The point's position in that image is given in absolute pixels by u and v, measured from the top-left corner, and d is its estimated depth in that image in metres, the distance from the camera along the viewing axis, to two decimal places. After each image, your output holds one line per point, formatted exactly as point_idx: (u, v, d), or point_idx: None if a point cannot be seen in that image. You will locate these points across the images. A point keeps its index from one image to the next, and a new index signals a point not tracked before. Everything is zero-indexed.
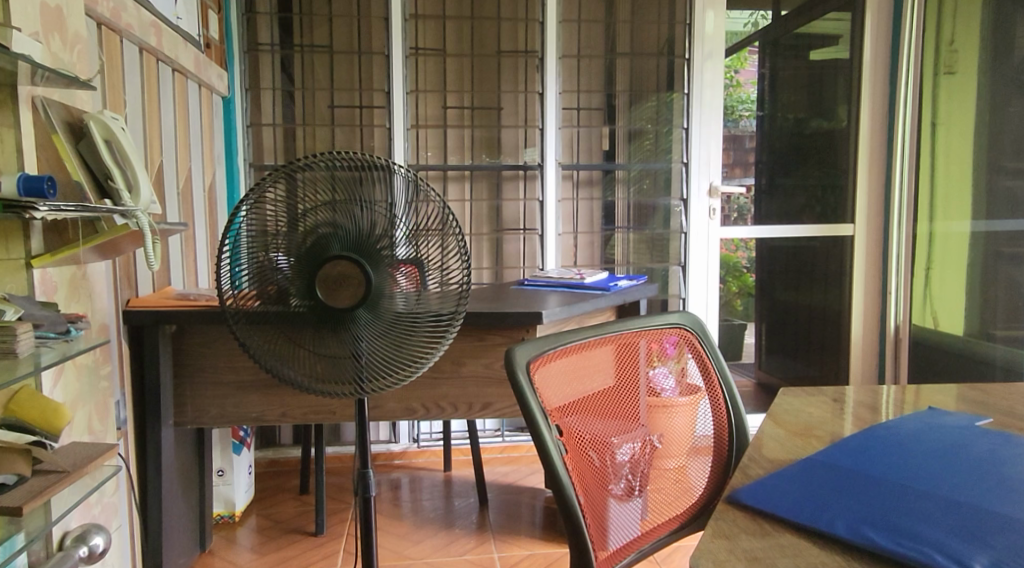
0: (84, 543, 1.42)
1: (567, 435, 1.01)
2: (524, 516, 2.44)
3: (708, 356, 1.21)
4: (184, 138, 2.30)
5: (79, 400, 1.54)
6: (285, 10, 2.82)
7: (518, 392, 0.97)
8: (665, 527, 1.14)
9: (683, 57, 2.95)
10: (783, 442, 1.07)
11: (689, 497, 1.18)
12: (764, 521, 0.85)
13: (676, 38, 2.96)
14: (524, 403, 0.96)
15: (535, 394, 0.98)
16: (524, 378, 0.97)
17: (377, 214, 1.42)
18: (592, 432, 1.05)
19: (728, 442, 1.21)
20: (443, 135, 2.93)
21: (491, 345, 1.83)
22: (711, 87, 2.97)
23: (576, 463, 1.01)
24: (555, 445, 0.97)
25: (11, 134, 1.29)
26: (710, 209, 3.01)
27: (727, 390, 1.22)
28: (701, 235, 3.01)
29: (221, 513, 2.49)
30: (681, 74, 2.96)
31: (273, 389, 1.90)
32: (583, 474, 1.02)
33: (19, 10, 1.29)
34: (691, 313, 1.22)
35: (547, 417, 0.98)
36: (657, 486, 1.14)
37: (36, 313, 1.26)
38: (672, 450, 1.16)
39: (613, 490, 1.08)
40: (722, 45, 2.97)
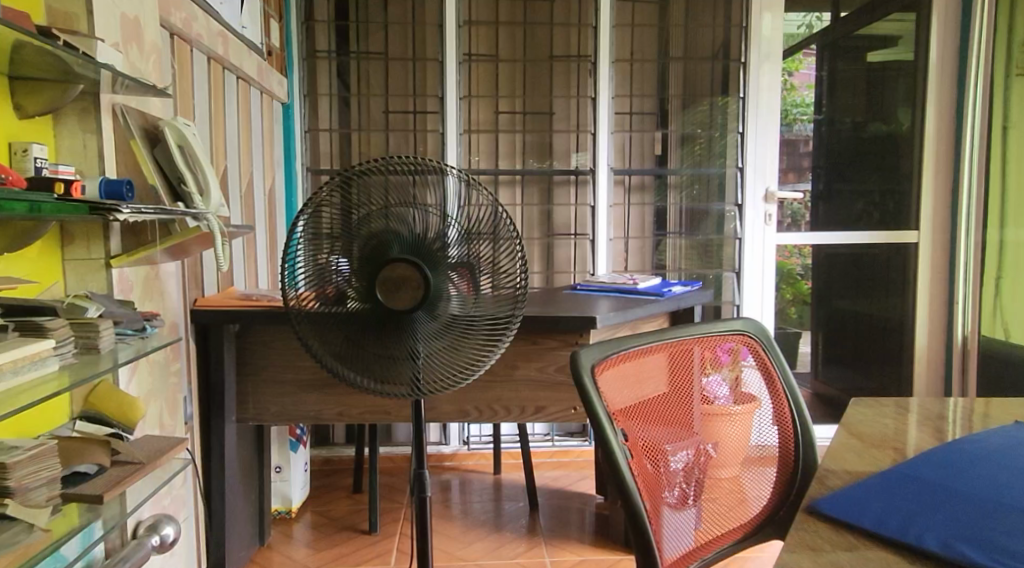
0: (156, 533, 1.47)
1: (629, 440, 1.02)
2: (574, 521, 2.45)
3: (772, 364, 1.21)
4: (247, 144, 2.38)
5: (151, 394, 1.61)
6: (343, 18, 2.89)
7: (584, 395, 0.98)
8: (727, 536, 1.14)
9: (739, 61, 2.93)
10: (858, 453, 1.06)
11: (750, 508, 1.17)
12: (848, 533, 0.85)
13: (731, 41, 2.94)
14: (590, 405, 0.97)
15: (601, 398, 0.99)
16: (590, 382, 0.98)
17: (430, 216, 1.45)
18: (652, 438, 1.06)
19: (794, 452, 1.20)
20: (494, 140, 2.97)
21: (545, 348, 1.84)
22: (768, 91, 2.93)
23: (638, 468, 1.02)
24: (621, 448, 0.98)
25: (94, 140, 1.35)
26: (766, 215, 2.97)
27: (792, 398, 1.21)
28: (757, 240, 2.97)
29: (278, 509, 2.55)
30: (737, 78, 2.94)
31: (331, 389, 1.95)
32: (647, 481, 1.03)
33: (103, 21, 1.35)
34: (755, 320, 1.22)
35: (613, 420, 1.00)
36: (718, 496, 1.14)
37: (116, 311, 1.32)
38: (731, 459, 1.16)
39: (669, 498, 1.07)
40: (780, 47, 2.92)
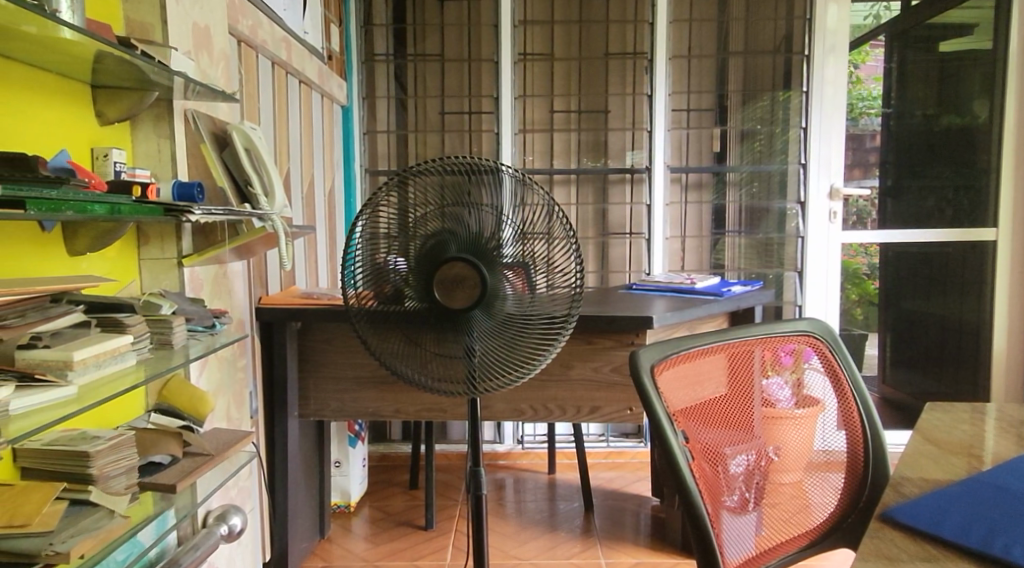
0: (224, 522, 1.53)
1: (689, 442, 1.03)
2: (628, 523, 2.44)
3: (839, 366, 1.19)
4: (309, 146, 2.44)
5: (220, 389, 1.67)
6: (400, 21, 2.94)
7: (644, 396, 0.98)
8: (791, 544, 1.13)
9: (802, 54, 2.87)
10: (936, 460, 1.04)
11: (814, 515, 1.16)
12: (927, 543, 0.84)
13: (794, 34, 2.89)
14: (649, 406, 0.98)
15: (661, 399, 0.99)
16: (650, 382, 0.99)
17: (485, 216, 1.46)
18: (712, 440, 1.06)
19: (863, 457, 1.18)
20: (549, 140, 2.98)
21: (600, 349, 1.83)
22: (833, 84, 2.87)
23: (699, 470, 1.02)
24: (681, 450, 0.99)
25: (168, 144, 1.40)
26: (830, 212, 2.92)
27: (861, 401, 1.19)
28: (821, 239, 2.92)
29: (338, 503, 2.61)
30: (800, 71, 2.88)
31: (388, 386, 1.98)
32: (708, 484, 1.03)
33: (177, 31, 1.41)
34: (821, 320, 1.20)
35: (673, 422, 1.00)
36: (781, 502, 1.13)
37: (188, 308, 1.38)
38: (793, 464, 1.15)
39: (730, 502, 1.07)
40: (846, 39, 2.86)
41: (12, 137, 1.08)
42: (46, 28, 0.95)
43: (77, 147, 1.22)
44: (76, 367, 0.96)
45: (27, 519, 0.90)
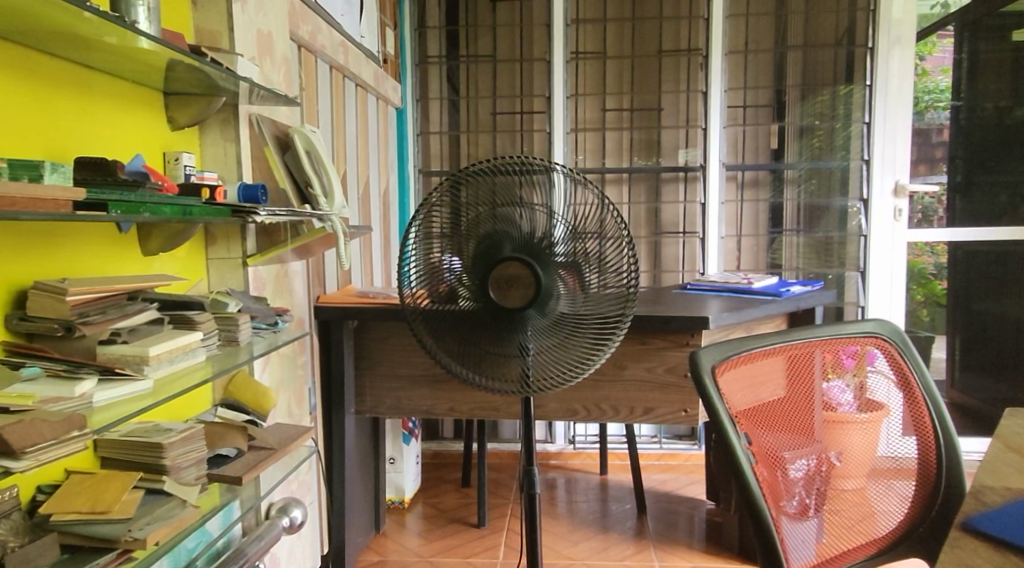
0: (286, 514, 1.57)
1: (751, 444, 1.02)
2: (682, 526, 2.43)
3: (909, 369, 1.15)
4: (364, 148, 2.49)
5: (282, 385, 1.72)
6: (453, 23, 2.98)
7: (706, 397, 0.98)
8: (854, 553, 1.12)
9: (864, 46, 2.81)
10: (1019, 469, 1.01)
11: (878, 524, 1.14)
12: (1011, 555, 0.82)
13: (857, 26, 2.83)
14: (711, 406, 0.98)
15: (722, 400, 0.99)
16: (711, 383, 0.99)
17: (537, 216, 1.47)
18: (773, 443, 1.06)
19: (935, 465, 1.14)
20: (601, 138, 2.98)
21: (654, 349, 1.81)
22: (900, 77, 2.79)
23: (761, 472, 1.02)
24: (744, 452, 0.98)
25: (234, 148, 1.45)
26: (895, 210, 2.85)
27: (933, 406, 1.15)
28: (885, 237, 2.85)
29: (392, 499, 2.65)
30: (863, 64, 2.82)
31: (442, 385, 2.01)
32: (770, 487, 1.02)
33: (242, 38, 1.46)
34: (888, 321, 1.17)
35: (735, 423, 1.00)
36: (843, 509, 1.12)
37: (253, 306, 1.42)
38: (855, 470, 1.13)
39: (790, 508, 1.06)
40: (912, 30, 2.78)
41: (93, 144, 1.14)
42: (125, 39, 1.00)
43: (151, 151, 1.27)
44: (151, 362, 1.00)
45: (107, 506, 0.95)
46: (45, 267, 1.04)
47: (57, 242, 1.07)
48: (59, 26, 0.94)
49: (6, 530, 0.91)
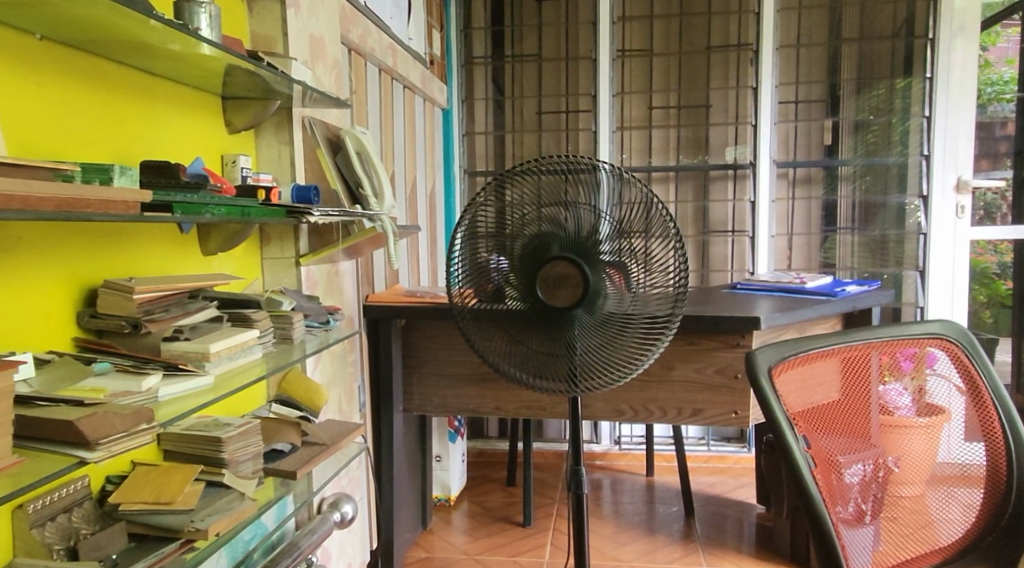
0: (337, 509, 1.60)
1: (809, 447, 1.01)
2: (730, 530, 2.40)
3: (978, 372, 1.13)
4: (412, 148, 2.52)
5: (333, 381, 1.76)
6: (498, 23, 3.00)
7: (763, 398, 0.98)
8: (914, 561, 1.10)
9: (924, 37, 2.74)
10: None
11: (937, 533, 1.11)
12: None
13: (916, 17, 2.75)
14: (769, 408, 0.97)
15: (780, 402, 0.98)
16: (768, 385, 0.98)
17: (583, 215, 1.46)
18: (829, 448, 1.04)
19: (1006, 471, 1.11)
20: (647, 137, 2.96)
21: (703, 350, 1.79)
22: (962, 68, 2.71)
23: (821, 477, 1.00)
24: (802, 455, 0.97)
25: (287, 150, 1.48)
26: (957, 207, 2.76)
27: (1003, 411, 1.12)
28: (946, 235, 2.77)
29: (438, 496, 2.68)
30: (922, 56, 2.75)
31: (488, 383, 2.02)
32: (830, 491, 1.01)
33: (296, 43, 1.49)
34: (956, 323, 1.15)
35: (793, 426, 0.99)
36: (901, 517, 1.09)
37: (306, 305, 1.46)
38: (913, 477, 1.10)
39: (847, 513, 1.04)
40: (976, 19, 2.69)
41: (156, 147, 1.17)
42: (188, 45, 1.03)
43: (210, 153, 1.31)
44: (212, 359, 1.04)
45: (171, 497, 0.99)
46: (112, 266, 1.08)
47: (123, 242, 1.11)
48: (125, 34, 0.98)
49: (79, 519, 1.00)
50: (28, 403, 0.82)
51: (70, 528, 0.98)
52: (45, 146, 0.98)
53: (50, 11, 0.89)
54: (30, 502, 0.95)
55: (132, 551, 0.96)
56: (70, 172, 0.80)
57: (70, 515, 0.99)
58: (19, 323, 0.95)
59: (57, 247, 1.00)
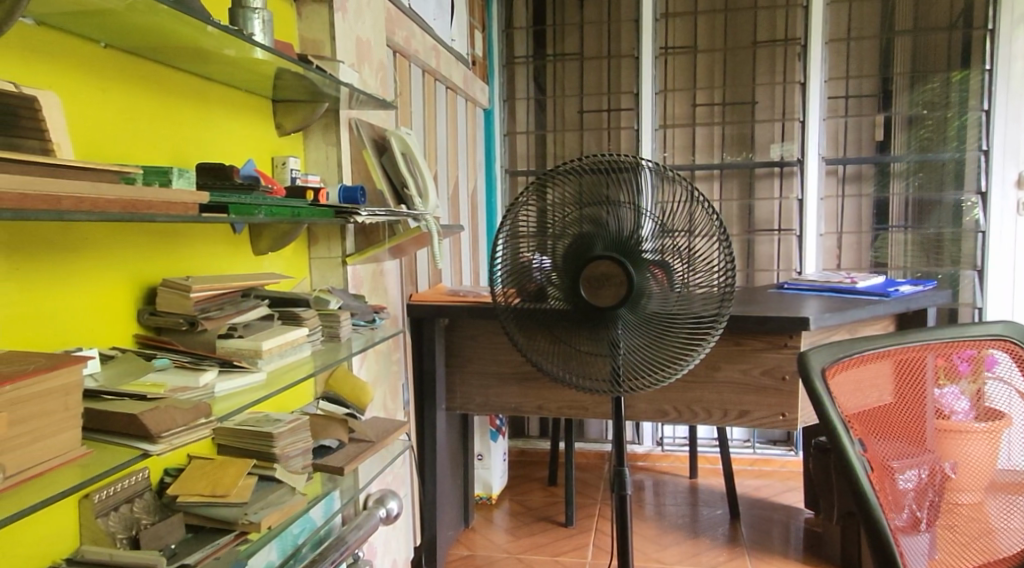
0: (383, 505, 1.62)
1: (865, 451, 0.99)
2: (776, 534, 2.37)
3: None
4: (454, 148, 2.54)
5: (378, 379, 1.78)
6: (540, 22, 3.00)
7: (816, 398, 0.96)
8: None
9: (983, 29, 2.66)
10: None
11: (997, 544, 1.07)
12: None
13: (973, 9, 2.68)
14: (822, 409, 0.95)
15: (834, 403, 0.96)
16: (823, 386, 0.96)
17: (625, 215, 1.45)
18: (883, 452, 1.01)
19: None
20: (691, 135, 2.93)
21: (749, 351, 1.77)
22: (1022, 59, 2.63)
23: (877, 483, 0.97)
24: (859, 460, 0.95)
25: (334, 151, 1.51)
26: (1018, 204, 2.67)
27: None
28: (1004, 233, 2.68)
29: (480, 495, 2.70)
30: (980, 48, 2.68)
31: (530, 383, 2.02)
32: (886, 497, 0.98)
33: (342, 46, 1.51)
34: (1017, 324, 1.12)
35: (849, 430, 0.96)
36: (958, 525, 1.05)
37: (352, 304, 1.48)
38: (972, 484, 1.07)
39: (903, 521, 1.00)
40: None
41: (211, 150, 1.21)
42: (242, 50, 1.05)
43: (260, 155, 1.35)
44: (264, 356, 1.06)
45: (225, 491, 1.03)
46: (171, 265, 1.12)
47: (181, 242, 1.14)
48: (182, 40, 1.01)
49: (139, 509, 1.03)
50: (95, 397, 0.85)
51: (132, 518, 1.02)
52: (109, 152, 1.02)
53: (111, 20, 0.93)
54: (96, 492, 0.99)
55: (190, 541, 0.99)
56: (132, 174, 0.82)
57: (131, 505, 1.02)
58: (86, 323, 0.99)
59: (120, 248, 1.03)
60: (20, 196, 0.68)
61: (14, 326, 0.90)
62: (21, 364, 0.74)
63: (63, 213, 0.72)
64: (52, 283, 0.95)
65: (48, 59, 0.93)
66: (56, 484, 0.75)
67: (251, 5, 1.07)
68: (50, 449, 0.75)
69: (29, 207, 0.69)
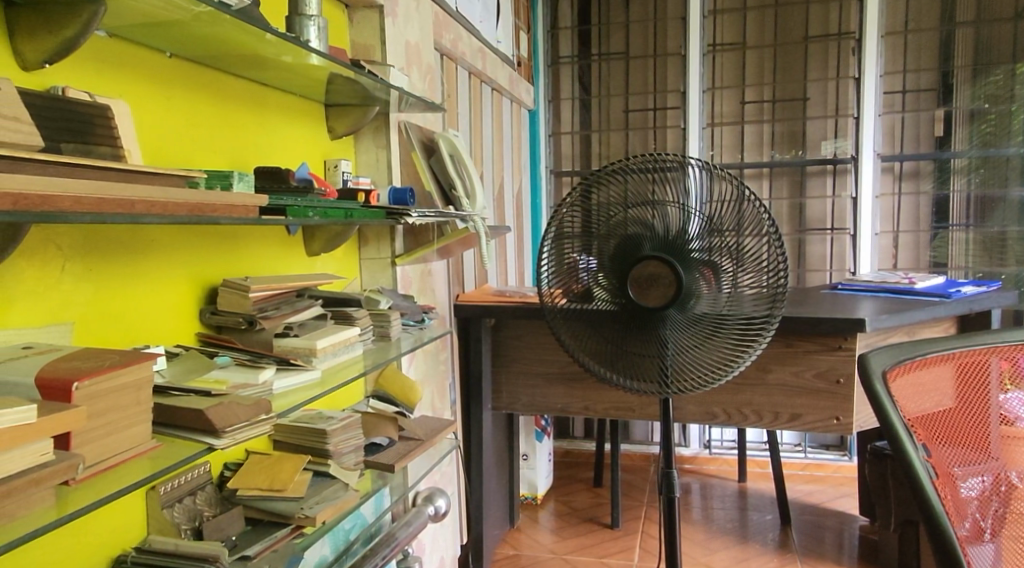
0: (431, 503, 1.64)
1: (930, 457, 0.94)
2: (829, 541, 2.33)
3: None
4: (499, 148, 2.55)
5: (426, 378, 1.80)
6: (586, 22, 3.00)
7: (876, 400, 0.93)
8: None
9: None
10: None
11: None
12: None
13: None
14: (882, 411, 0.92)
15: (895, 407, 0.93)
16: (883, 388, 0.94)
17: (672, 215, 1.45)
18: (946, 458, 0.97)
19: None
20: (740, 133, 2.90)
21: (802, 352, 1.75)
22: None
23: (943, 490, 0.93)
24: (922, 465, 0.90)
25: (384, 154, 1.53)
26: None
27: None
28: None
29: (525, 495, 2.71)
30: None
31: (577, 383, 2.01)
32: (951, 506, 0.93)
33: (393, 50, 1.54)
34: None
35: (911, 434, 0.93)
36: None
37: (402, 304, 1.50)
38: None
39: (969, 530, 0.95)
40: None
41: (268, 154, 1.24)
42: (299, 57, 1.08)
43: (314, 158, 1.38)
44: (318, 355, 1.08)
45: (283, 485, 1.05)
46: (230, 265, 1.16)
47: (239, 244, 1.18)
48: (243, 48, 1.04)
49: (202, 501, 1.06)
50: (163, 392, 0.89)
51: (195, 509, 1.05)
52: (175, 157, 1.05)
53: (178, 30, 0.96)
54: (161, 484, 1.02)
55: (249, 534, 1.03)
56: (197, 179, 0.85)
57: (194, 498, 1.06)
58: (154, 321, 1.03)
59: (182, 249, 1.07)
60: (97, 200, 0.71)
61: (88, 325, 0.94)
62: (96, 359, 0.78)
63: (136, 217, 0.74)
64: (122, 284, 0.98)
65: (119, 69, 0.96)
66: (128, 475, 0.78)
67: (307, 13, 1.10)
68: (122, 442, 0.78)
69: (106, 211, 0.72)
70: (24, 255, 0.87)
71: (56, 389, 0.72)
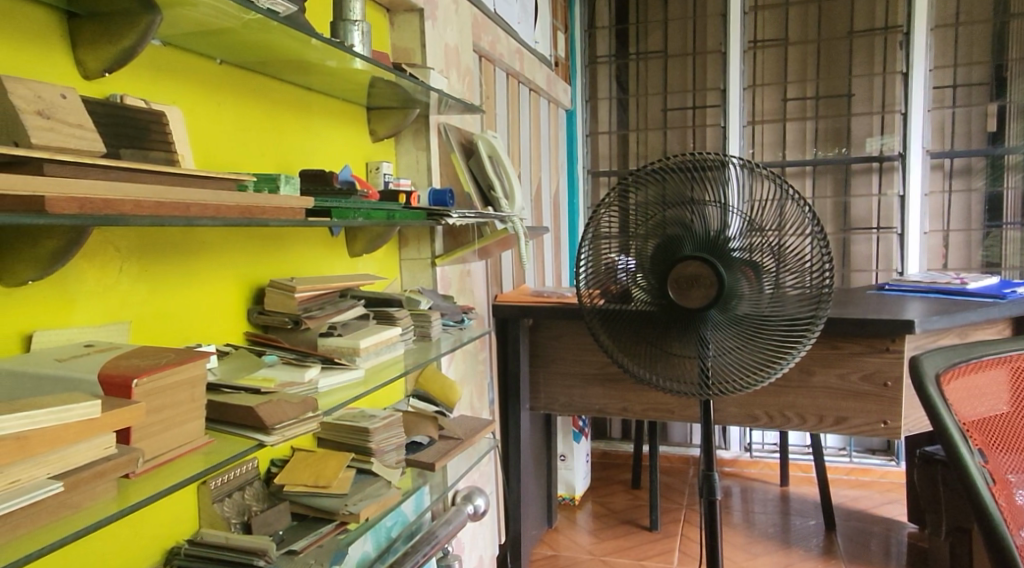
0: (470, 502, 1.65)
1: (985, 462, 0.92)
2: (875, 548, 2.29)
3: None
4: (537, 147, 2.55)
5: (465, 379, 1.81)
6: (623, 21, 3.00)
7: (929, 403, 0.91)
8: None
9: None
10: None
11: None
12: None
13: None
14: (934, 412, 0.90)
15: (949, 410, 0.90)
16: (936, 391, 0.91)
17: (712, 214, 1.44)
18: (1001, 465, 0.94)
19: None
20: (781, 130, 2.87)
21: (847, 354, 1.72)
22: None
23: (998, 496, 0.90)
24: (978, 471, 0.87)
25: (424, 156, 1.55)
26: None
27: None
28: None
29: (563, 495, 2.71)
30: None
31: (614, 384, 2.01)
32: (1009, 513, 0.90)
33: (433, 52, 1.55)
34: None
35: (965, 439, 0.90)
36: None
37: (442, 305, 1.51)
38: None
39: None
40: None
41: (313, 157, 1.27)
42: (343, 61, 1.10)
43: (356, 162, 1.41)
44: (361, 354, 1.09)
45: (327, 481, 1.08)
46: (277, 266, 1.18)
47: (285, 245, 1.20)
48: (290, 54, 1.06)
49: (250, 496, 1.09)
50: (215, 390, 0.91)
51: (244, 505, 1.08)
52: (224, 163, 1.08)
53: (230, 38, 0.98)
54: (212, 478, 1.05)
55: (296, 528, 1.05)
56: (246, 182, 0.87)
57: (243, 493, 1.09)
58: (205, 321, 1.05)
59: (231, 249, 1.09)
60: (155, 204, 0.73)
61: (143, 325, 0.97)
62: (153, 357, 0.80)
63: (191, 219, 0.76)
64: (175, 285, 1.01)
65: (174, 76, 0.99)
66: (182, 470, 0.80)
67: (351, 17, 1.12)
68: (177, 438, 0.80)
69: (163, 214, 0.74)
70: (84, 257, 0.90)
71: (116, 385, 0.75)
